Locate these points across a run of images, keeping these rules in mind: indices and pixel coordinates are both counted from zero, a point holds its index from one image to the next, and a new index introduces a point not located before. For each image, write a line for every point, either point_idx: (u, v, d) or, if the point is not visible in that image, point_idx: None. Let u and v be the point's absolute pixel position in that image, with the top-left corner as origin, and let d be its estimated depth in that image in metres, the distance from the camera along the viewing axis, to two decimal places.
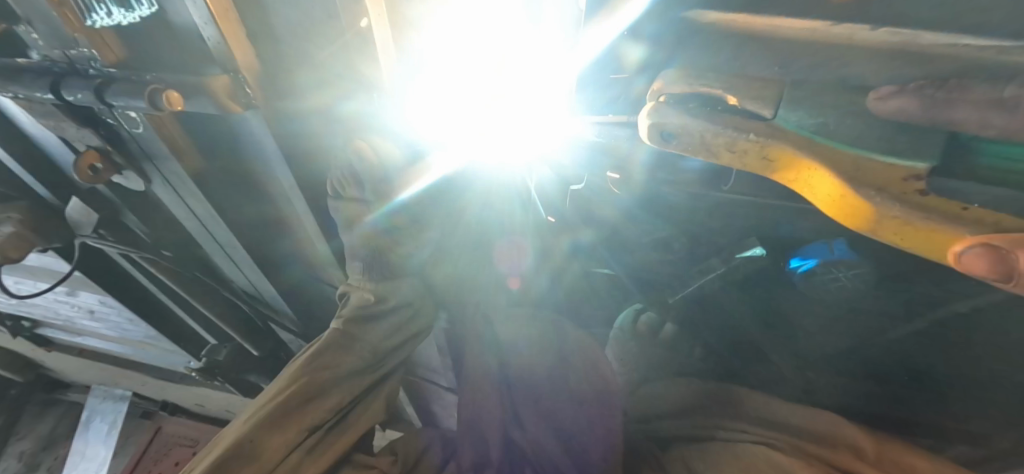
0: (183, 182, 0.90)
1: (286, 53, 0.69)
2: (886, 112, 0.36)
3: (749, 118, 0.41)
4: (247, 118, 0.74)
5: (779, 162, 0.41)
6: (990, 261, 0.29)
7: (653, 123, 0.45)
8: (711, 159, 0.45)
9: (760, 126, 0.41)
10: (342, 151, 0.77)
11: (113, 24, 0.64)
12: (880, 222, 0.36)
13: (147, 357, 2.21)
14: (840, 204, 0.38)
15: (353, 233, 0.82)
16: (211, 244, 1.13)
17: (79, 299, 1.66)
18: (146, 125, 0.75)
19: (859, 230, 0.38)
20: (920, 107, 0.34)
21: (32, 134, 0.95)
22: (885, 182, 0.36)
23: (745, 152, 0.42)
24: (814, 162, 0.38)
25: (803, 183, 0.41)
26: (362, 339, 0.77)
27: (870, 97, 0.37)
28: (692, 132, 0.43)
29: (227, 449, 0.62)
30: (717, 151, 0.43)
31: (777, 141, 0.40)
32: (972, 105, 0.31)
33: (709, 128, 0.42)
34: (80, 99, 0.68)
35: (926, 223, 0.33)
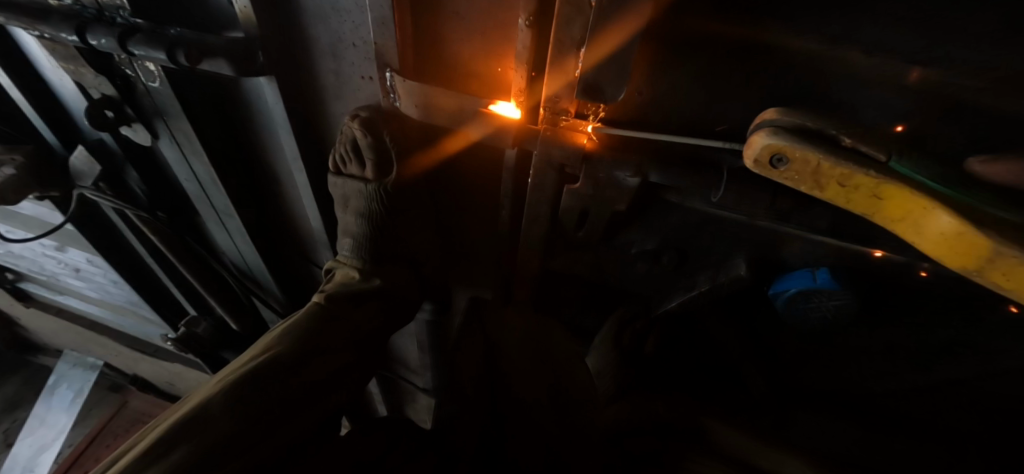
0: (189, 142, 0.90)
1: (303, 24, 0.71)
2: (992, 178, 0.32)
3: (870, 156, 0.34)
4: (263, 84, 0.78)
5: (887, 202, 0.34)
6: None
7: (768, 145, 0.37)
8: (812, 191, 0.38)
9: (876, 162, 0.34)
10: (347, 128, 0.77)
11: None
12: (991, 262, 0.28)
13: (126, 326, 2.19)
14: (953, 244, 0.30)
15: (348, 209, 0.84)
16: (205, 210, 1.12)
17: (67, 255, 1.66)
18: (162, 79, 0.78)
19: (960, 268, 0.31)
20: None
21: (49, 81, 0.98)
22: (983, 220, 0.29)
23: (858, 188, 0.35)
24: (919, 202, 0.32)
25: (908, 224, 0.33)
26: (344, 318, 0.78)
27: (976, 160, 0.33)
28: (811, 161, 0.36)
29: (191, 411, 0.61)
30: (825, 184, 0.36)
31: (898, 180, 0.33)
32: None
33: (829, 157, 0.35)
34: (104, 44, 0.71)
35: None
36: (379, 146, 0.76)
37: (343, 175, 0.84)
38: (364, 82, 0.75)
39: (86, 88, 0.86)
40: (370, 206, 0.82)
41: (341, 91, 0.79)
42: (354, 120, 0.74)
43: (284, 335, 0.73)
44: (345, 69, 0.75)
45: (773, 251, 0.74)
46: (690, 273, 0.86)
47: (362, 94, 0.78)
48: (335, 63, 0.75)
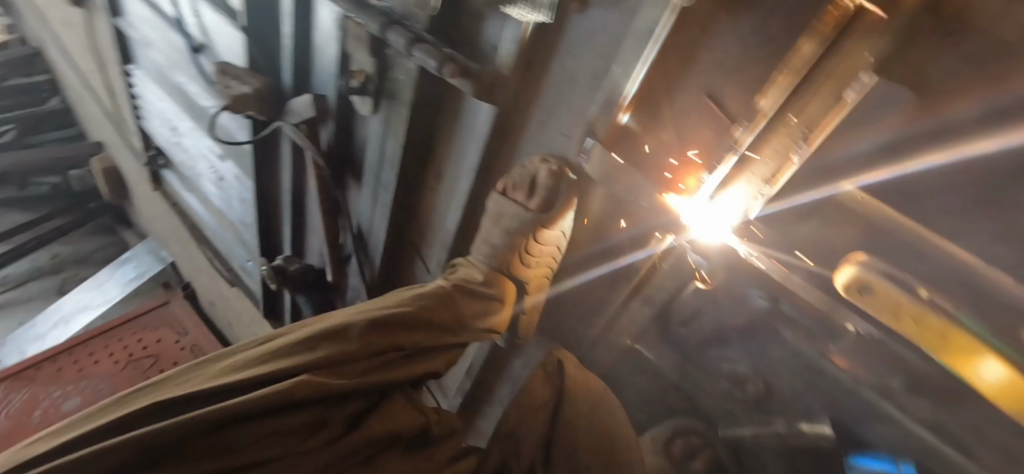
0: (397, 124, 1.12)
1: (540, 82, 0.91)
2: None
3: (938, 305, 0.49)
4: (485, 108, 0.97)
5: (953, 344, 0.47)
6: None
7: (856, 276, 0.55)
8: (891, 324, 0.52)
9: (949, 311, 0.48)
10: (534, 164, 0.92)
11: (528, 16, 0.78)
12: None
13: (219, 238, 2.46)
14: (1007, 389, 0.43)
15: (497, 225, 0.96)
16: (369, 177, 1.30)
17: (225, 166, 1.98)
18: (414, 76, 1.00)
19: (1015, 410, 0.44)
20: None
21: (318, 43, 1.28)
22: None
23: (928, 326, 0.48)
24: (991, 352, 0.44)
25: (973, 369, 0.46)
26: (459, 303, 0.90)
27: None
28: (890, 295, 0.51)
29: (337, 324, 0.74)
30: (901, 317, 0.51)
31: (962, 326, 0.46)
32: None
33: (905, 296, 0.50)
34: (395, 40, 0.95)
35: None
36: (553, 189, 0.88)
37: (506, 197, 0.96)
38: (561, 137, 0.93)
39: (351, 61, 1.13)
40: (521, 229, 0.93)
41: (536, 136, 0.97)
42: (544, 163, 0.89)
43: (415, 295, 0.86)
44: (551, 122, 0.93)
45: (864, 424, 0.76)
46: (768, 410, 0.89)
47: (552, 145, 0.95)
48: (545, 116, 0.93)
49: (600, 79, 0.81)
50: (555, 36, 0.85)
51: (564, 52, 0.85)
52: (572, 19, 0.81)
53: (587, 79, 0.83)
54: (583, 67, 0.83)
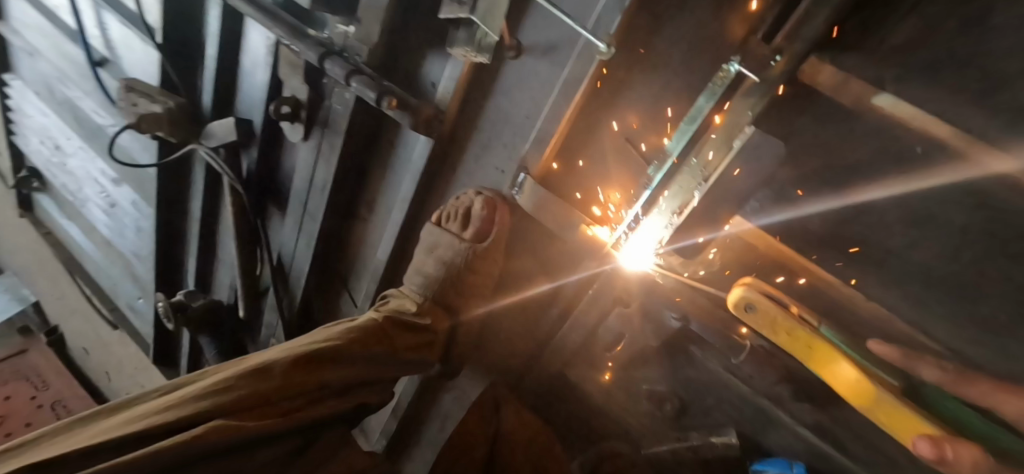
0: (328, 152, 1.10)
1: (475, 119, 0.96)
2: (878, 351, 0.57)
3: (804, 321, 0.61)
4: (418, 140, 1.01)
5: (816, 351, 0.58)
6: (933, 450, 0.47)
7: (745, 296, 0.63)
8: (771, 336, 0.62)
9: (813, 327, 0.60)
10: (467, 196, 0.97)
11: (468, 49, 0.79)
12: (880, 403, 0.53)
13: (103, 273, 2.15)
14: (855, 390, 0.55)
15: (432, 254, 0.98)
16: (293, 205, 1.25)
17: (120, 191, 1.77)
18: (350, 105, 1.01)
19: (859, 406, 0.56)
20: (898, 356, 0.55)
21: (244, 66, 1.24)
22: (885, 384, 0.54)
23: (799, 338, 0.59)
24: (844, 359, 0.56)
25: (829, 372, 0.58)
26: (394, 337, 0.86)
27: (872, 341, 0.57)
28: (771, 315, 0.61)
29: (260, 362, 0.69)
30: (778, 331, 0.61)
31: (828, 341, 0.58)
32: (926, 364, 0.53)
33: (785, 315, 0.60)
34: (333, 70, 0.96)
35: (908, 413, 0.51)
36: (488, 220, 0.93)
37: (439, 227, 1.00)
38: (494, 171, 0.97)
39: (282, 87, 1.10)
40: (451, 258, 0.95)
41: (471, 170, 1.01)
42: (480, 194, 0.93)
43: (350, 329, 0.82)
44: (485, 157, 0.98)
45: (761, 431, 0.86)
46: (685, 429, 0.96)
47: (486, 178, 0.99)
48: (480, 151, 0.98)
49: (530, 118, 0.88)
50: (490, 80, 0.91)
51: (498, 95, 0.92)
52: (506, 65, 0.89)
53: (520, 118, 0.90)
54: (516, 107, 0.90)
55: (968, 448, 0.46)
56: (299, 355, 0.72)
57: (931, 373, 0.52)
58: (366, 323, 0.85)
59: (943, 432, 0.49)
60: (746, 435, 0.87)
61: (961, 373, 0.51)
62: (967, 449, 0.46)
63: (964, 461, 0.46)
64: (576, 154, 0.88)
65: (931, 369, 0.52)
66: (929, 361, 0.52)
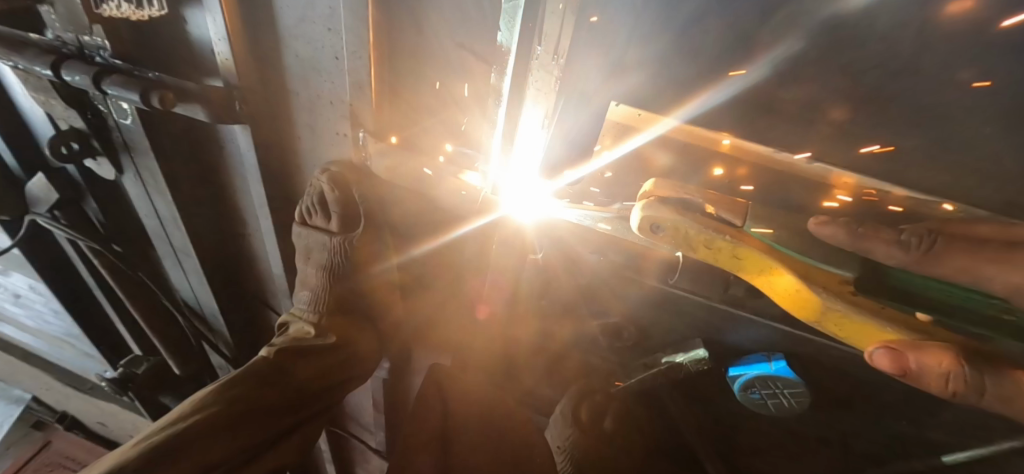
0: (153, 179, 0.88)
1: (285, 80, 0.72)
2: (821, 233, 0.42)
3: (722, 223, 0.47)
4: (235, 131, 0.79)
5: (746, 261, 0.45)
6: (893, 361, 0.39)
7: (647, 216, 0.47)
8: (688, 253, 0.48)
9: (732, 231, 0.46)
10: (315, 181, 0.75)
11: (124, 15, 0.69)
12: (825, 313, 0.43)
13: (60, 358, 2.03)
14: (795, 298, 0.44)
15: (310, 261, 0.80)
16: (162, 246, 1.06)
17: (9, 281, 1.56)
18: (133, 117, 0.77)
19: (808, 320, 0.45)
20: (847, 237, 0.40)
21: (18, 102, 0.96)
22: (830, 284, 0.44)
23: (720, 249, 0.46)
24: (777, 264, 0.44)
25: (763, 281, 0.46)
26: (291, 373, 0.72)
27: (810, 221, 0.42)
28: (681, 230, 0.46)
29: None
30: (695, 246, 0.47)
31: (748, 244, 0.44)
32: (881, 241, 0.39)
33: (695, 226, 0.46)
34: (77, 80, 0.71)
35: (860, 318, 0.42)
36: (347, 202, 0.73)
37: (306, 226, 0.80)
38: (337, 139, 0.76)
39: (55, 118, 0.85)
40: (330, 258, 0.78)
41: (314, 145, 0.79)
42: (324, 173, 0.73)
43: (225, 389, 0.66)
44: (319, 125, 0.75)
45: (728, 333, 0.75)
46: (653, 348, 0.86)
47: (335, 149, 0.78)
48: (310, 119, 0.75)
49: (339, 59, 0.64)
50: (270, 22, 0.66)
51: (289, 41, 0.67)
52: None
53: (329, 62, 0.66)
54: (317, 49, 0.65)
55: (935, 353, 0.38)
56: (169, 437, 0.59)
57: (890, 256, 0.39)
58: (248, 370, 0.70)
59: (907, 338, 0.40)
60: (714, 341, 0.77)
61: (927, 249, 0.38)
62: (935, 357, 0.38)
63: (930, 372, 0.38)
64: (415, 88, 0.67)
65: (889, 248, 0.39)
66: (884, 238, 0.39)
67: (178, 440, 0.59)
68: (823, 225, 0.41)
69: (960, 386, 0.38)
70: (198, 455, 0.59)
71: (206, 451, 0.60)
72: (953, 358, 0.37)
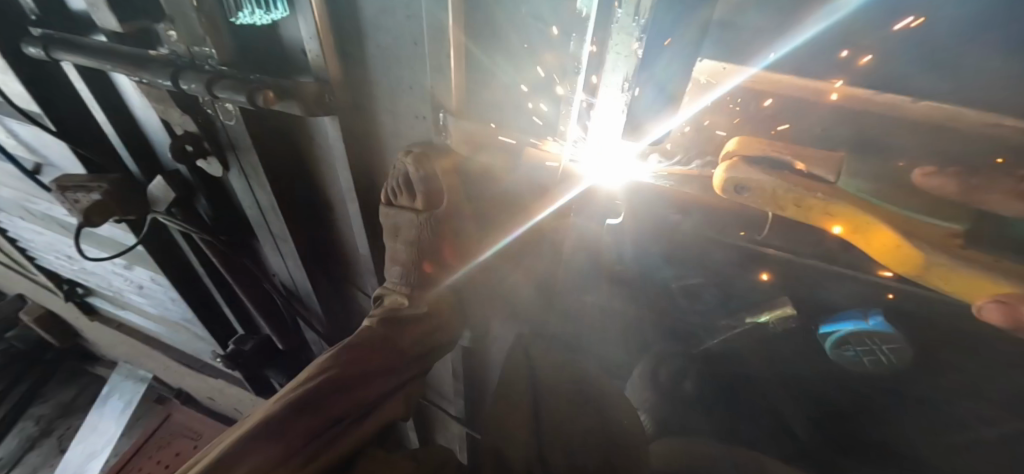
0: (255, 173, 0.98)
1: (368, 70, 0.77)
2: (927, 186, 0.41)
3: (815, 181, 0.46)
4: (324, 123, 0.86)
5: (839, 219, 0.44)
6: (1005, 315, 0.38)
7: (729, 178, 0.49)
8: (775, 211, 0.49)
9: (826, 188, 0.45)
10: (399, 163, 0.81)
11: (251, 21, 0.76)
12: (929, 268, 0.41)
13: (175, 341, 2.33)
14: (895, 253, 0.42)
15: (399, 239, 0.86)
16: (262, 234, 1.19)
17: (134, 274, 1.81)
18: (238, 118, 0.85)
19: (906, 274, 0.43)
20: (958, 189, 0.39)
21: (138, 113, 1.10)
22: (932, 240, 0.42)
23: (811, 208, 0.45)
24: (874, 219, 0.42)
25: (858, 235, 0.45)
26: (391, 339, 0.80)
27: (914, 172, 0.42)
28: (766, 188, 0.47)
29: (254, 426, 0.64)
30: (784, 205, 0.47)
31: (843, 200, 0.43)
32: (1001, 194, 0.38)
33: (782, 185, 0.46)
34: (193, 87, 0.80)
35: (972, 274, 0.39)
36: (428, 179, 0.78)
37: (393, 206, 0.86)
38: (417, 121, 0.80)
39: (172, 125, 0.97)
40: (417, 235, 0.84)
41: (395, 130, 0.85)
42: (408, 155, 0.78)
43: (338, 354, 0.75)
44: (399, 110, 0.80)
45: (818, 290, 0.74)
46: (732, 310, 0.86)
47: (414, 132, 0.83)
48: (391, 105, 0.81)
49: (419, 44, 0.68)
50: (353, 15, 0.71)
51: (371, 32, 0.72)
52: None
53: (409, 48, 0.70)
54: (398, 36, 0.70)
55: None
56: (300, 394, 0.69)
57: (1007, 207, 0.38)
58: (355, 339, 0.79)
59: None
60: (801, 298, 0.76)
61: None
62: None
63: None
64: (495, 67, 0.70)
65: (1006, 200, 0.37)
66: (1004, 190, 0.37)
67: (312, 392, 0.69)
68: (934, 176, 0.40)
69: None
70: (325, 407, 0.68)
71: (331, 405, 0.69)
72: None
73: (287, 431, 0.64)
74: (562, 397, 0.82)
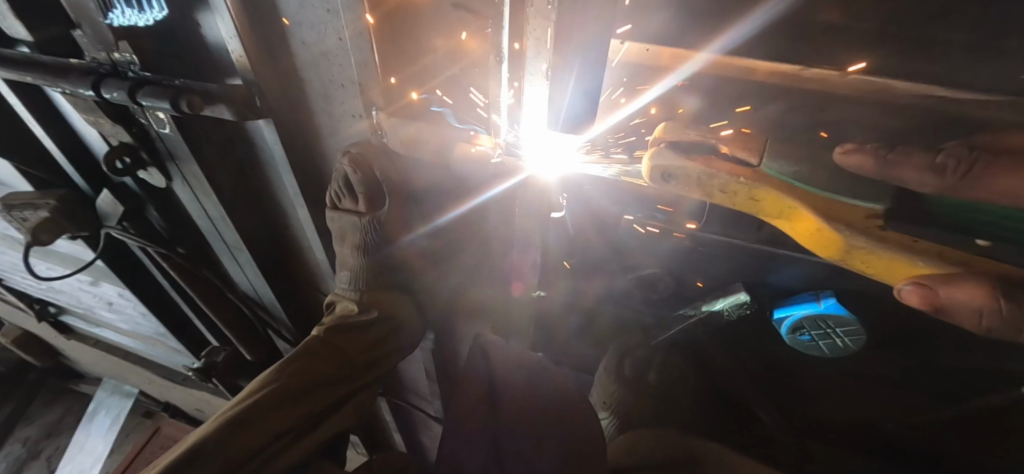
0: (198, 182, 0.94)
1: (299, 69, 0.74)
2: (849, 165, 0.38)
3: (736, 164, 0.45)
4: (261, 126, 0.83)
5: (765, 202, 0.45)
6: (923, 298, 0.38)
7: (655, 166, 0.47)
8: (706, 198, 0.49)
9: (747, 171, 0.45)
10: (338, 165, 0.76)
11: (128, 22, 0.69)
12: (850, 250, 0.42)
13: (153, 355, 2.29)
14: (817, 237, 0.43)
15: (346, 244, 0.83)
16: (218, 244, 1.15)
17: (100, 290, 1.76)
18: (169, 126, 0.81)
19: (832, 257, 0.44)
20: (874, 166, 0.37)
21: (76, 125, 1.05)
22: (854, 221, 0.42)
23: (736, 192, 0.46)
24: (796, 202, 0.43)
25: (782, 218, 0.46)
26: (342, 348, 0.76)
27: (836, 151, 0.39)
28: (692, 176, 0.46)
29: (189, 448, 0.59)
30: (712, 191, 0.47)
31: (764, 184, 0.44)
32: (914, 169, 0.35)
33: (707, 171, 0.46)
34: (116, 96, 0.75)
35: (893, 255, 0.40)
36: (369, 181, 0.75)
37: (338, 210, 0.83)
38: (355, 120, 0.77)
39: (106, 136, 0.93)
40: (364, 239, 0.80)
41: (335, 130, 0.81)
42: (344, 156, 0.73)
43: (285, 365, 0.71)
44: (336, 108, 0.77)
45: (773, 274, 0.72)
46: (692, 297, 0.84)
47: (354, 131, 0.79)
48: (327, 103, 0.77)
49: (344, 39, 0.65)
50: (273, 11, 0.67)
51: (295, 28, 0.68)
52: None
53: (334, 44, 0.66)
54: (322, 32, 0.66)
55: (972, 288, 0.35)
56: (242, 410, 0.64)
57: (922, 183, 0.36)
58: (303, 347, 0.75)
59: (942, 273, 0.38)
60: (756, 283, 0.74)
61: (967, 170, 0.34)
62: (967, 292, 0.35)
63: (962, 308, 0.36)
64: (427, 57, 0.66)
65: (921, 175, 0.35)
66: (916, 165, 0.35)
67: (253, 408, 0.64)
68: (852, 157, 0.38)
69: (995, 321, 0.36)
70: (269, 423, 0.64)
71: (276, 419, 0.65)
72: (990, 292, 0.35)
73: (226, 451, 0.60)
74: (523, 398, 0.79)
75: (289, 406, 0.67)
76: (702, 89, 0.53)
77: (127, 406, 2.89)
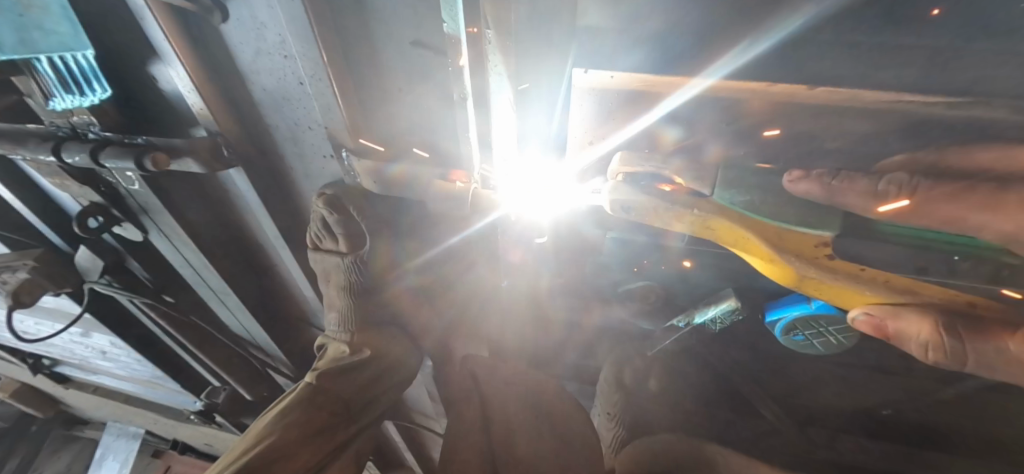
0: (176, 233, 0.92)
1: (263, 116, 0.72)
2: (798, 190, 0.46)
3: (691, 195, 0.51)
4: (231, 175, 0.81)
5: (720, 230, 0.53)
6: (875, 327, 0.51)
7: (612, 200, 0.54)
8: (666, 225, 0.55)
9: (702, 203, 0.51)
10: (313, 208, 0.74)
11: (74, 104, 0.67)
12: (802, 279, 0.52)
13: (154, 397, 2.25)
14: (771, 265, 0.53)
15: (331, 285, 0.81)
16: (205, 290, 1.13)
17: (92, 340, 1.72)
18: (138, 183, 0.79)
19: (788, 283, 0.54)
20: (821, 191, 0.45)
21: (45, 184, 1.02)
22: (804, 250, 0.50)
23: (693, 222, 0.53)
24: (747, 231, 0.50)
25: (738, 244, 0.53)
26: (336, 392, 0.76)
27: (784, 178, 0.47)
28: (648, 207, 0.53)
29: None
30: (671, 220, 0.54)
31: (716, 215, 0.51)
32: (857, 194, 0.43)
33: (659, 202, 0.52)
34: (78, 160, 0.73)
35: (834, 282, 0.51)
36: (347, 222, 0.73)
37: (320, 251, 0.80)
38: (327, 161, 0.75)
39: (76, 197, 0.90)
40: (350, 278, 0.79)
41: (308, 172, 0.80)
42: (319, 199, 0.72)
43: (278, 418, 0.70)
44: (306, 151, 0.75)
45: (760, 277, 0.72)
46: (684, 304, 0.85)
47: (328, 172, 0.78)
48: (296, 146, 0.75)
49: (304, 83, 0.63)
50: (230, 62, 0.65)
51: (252, 76, 0.66)
52: (226, 32, 0.61)
53: (296, 88, 0.64)
54: (282, 78, 0.64)
55: (918, 322, 0.48)
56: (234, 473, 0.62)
57: (866, 206, 0.44)
58: (296, 397, 0.74)
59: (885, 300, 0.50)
60: (745, 288, 0.75)
61: (909, 192, 0.42)
62: (916, 325, 0.48)
63: (909, 334, 0.49)
64: (394, 92, 0.64)
65: (865, 199, 0.43)
66: (859, 190, 0.43)
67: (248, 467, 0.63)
68: (803, 185, 0.45)
69: (938, 353, 0.48)
70: None
71: None
72: (932, 327, 0.48)
73: None
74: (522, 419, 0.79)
75: (286, 461, 0.66)
76: (682, 116, 0.53)
77: (134, 448, 2.85)
